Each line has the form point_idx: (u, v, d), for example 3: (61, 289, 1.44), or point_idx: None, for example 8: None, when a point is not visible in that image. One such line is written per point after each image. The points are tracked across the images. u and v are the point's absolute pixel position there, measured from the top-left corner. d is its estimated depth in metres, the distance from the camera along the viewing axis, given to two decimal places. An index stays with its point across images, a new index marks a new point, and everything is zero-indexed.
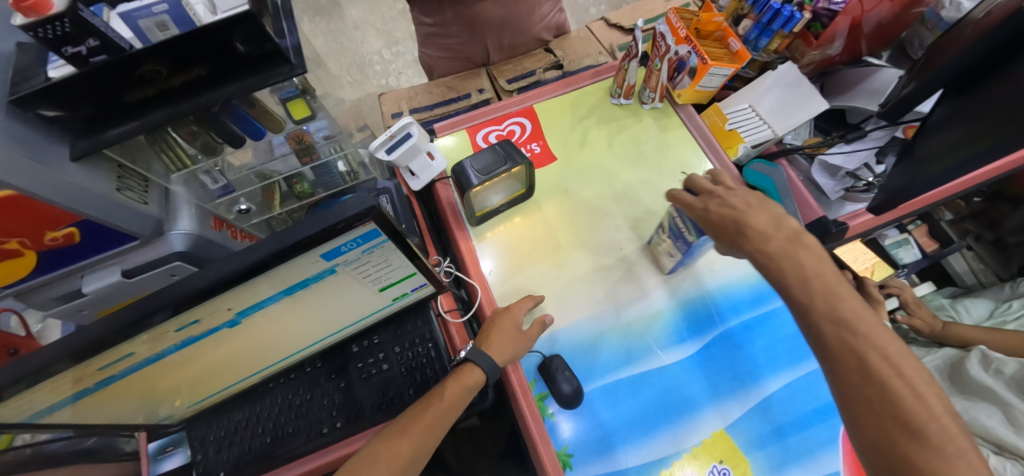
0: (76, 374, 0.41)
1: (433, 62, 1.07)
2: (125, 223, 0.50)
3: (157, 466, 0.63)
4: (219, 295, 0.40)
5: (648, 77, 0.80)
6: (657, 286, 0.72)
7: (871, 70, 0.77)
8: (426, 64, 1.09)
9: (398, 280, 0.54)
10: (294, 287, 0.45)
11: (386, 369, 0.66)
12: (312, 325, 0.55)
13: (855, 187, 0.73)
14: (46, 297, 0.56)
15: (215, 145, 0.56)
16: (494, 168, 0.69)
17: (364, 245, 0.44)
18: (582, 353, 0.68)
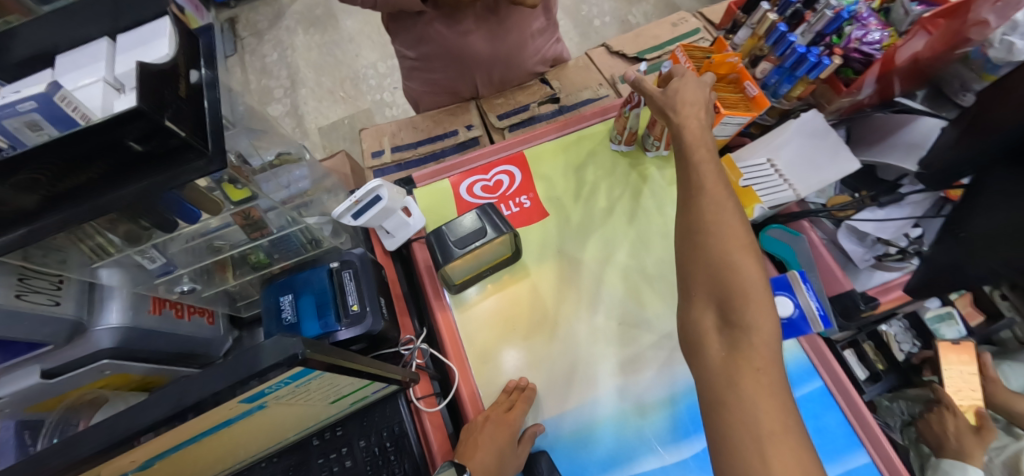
0: None
1: (418, 97, 0.98)
2: (28, 332, 0.42)
3: None
4: (109, 460, 0.32)
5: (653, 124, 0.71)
6: (659, 368, 0.63)
7: (907, 118, 0.67)
8: (412, 98, 1.00)
9: (351, 391, 0.46)
10: (215, 428, 0.37)
11: (350, 466, 0.58)
12: (252, 442, 0.47)
13: (888, 255, 0.63)
14: None
15: (142, 232, 0.47)
16: (475, 238, 0.61)
17: (297, 380, 0.36)
18: (570, 447, 0.60)
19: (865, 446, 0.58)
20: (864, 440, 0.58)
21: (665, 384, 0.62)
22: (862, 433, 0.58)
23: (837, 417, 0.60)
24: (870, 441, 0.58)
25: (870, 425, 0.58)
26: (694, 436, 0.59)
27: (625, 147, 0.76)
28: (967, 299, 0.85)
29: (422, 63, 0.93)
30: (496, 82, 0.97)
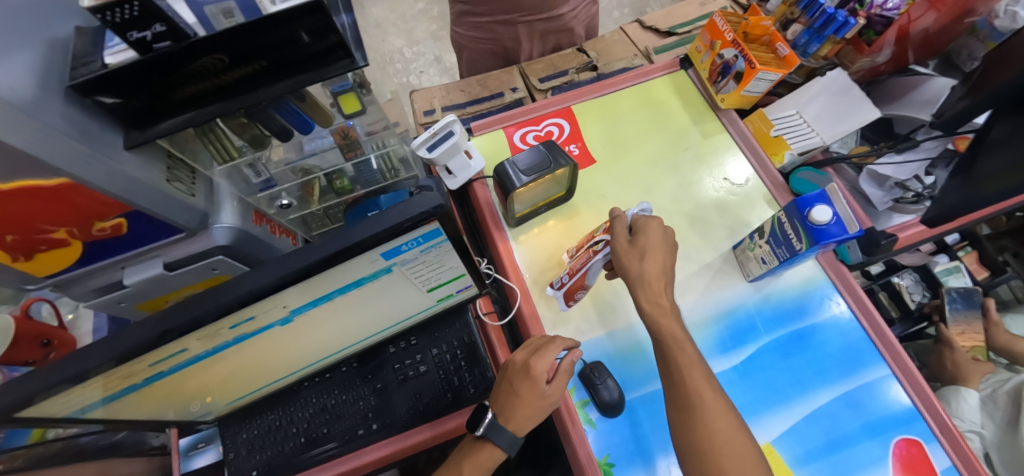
0: (128, 369, 0.39)
1: (464, 42, 1.07)
2: (174, 215, 0.48)
3: (189, 461, 0.64)
4: (276, 292, 0.39)
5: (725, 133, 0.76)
6: (702, 294, 0.71)
7: (922, 79, 0.75)
8: (457, 44, 1.09)
9: (447, 281, 0.53)
10: (348, 287, 0.43)
11: (423, 371, 0.65)
12: (353, 325, 0.54)
13: (905, 198, 0.71)
14: (87, 287, 0.55)
15: (264, 138, 0.55)
16: (540, 169, 0.67)
17: (423, 244, 0.43)
18: (624, 360, 0.67)
19: (885, 360, 0.66)
20: (883, 355, 0.66)
21: (707, 307, 0.70)
22: (882, 349, 0.66)
23: (860, 336, 0.67)
24: (889, 355, 0.65)
25: (889, 341, 0.66)
26: (735, 352, 0.67)
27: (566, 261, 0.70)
28: (972, 256, 0.93)
29: (471, 6, 1.01)
30: (537, 34, 1.06)
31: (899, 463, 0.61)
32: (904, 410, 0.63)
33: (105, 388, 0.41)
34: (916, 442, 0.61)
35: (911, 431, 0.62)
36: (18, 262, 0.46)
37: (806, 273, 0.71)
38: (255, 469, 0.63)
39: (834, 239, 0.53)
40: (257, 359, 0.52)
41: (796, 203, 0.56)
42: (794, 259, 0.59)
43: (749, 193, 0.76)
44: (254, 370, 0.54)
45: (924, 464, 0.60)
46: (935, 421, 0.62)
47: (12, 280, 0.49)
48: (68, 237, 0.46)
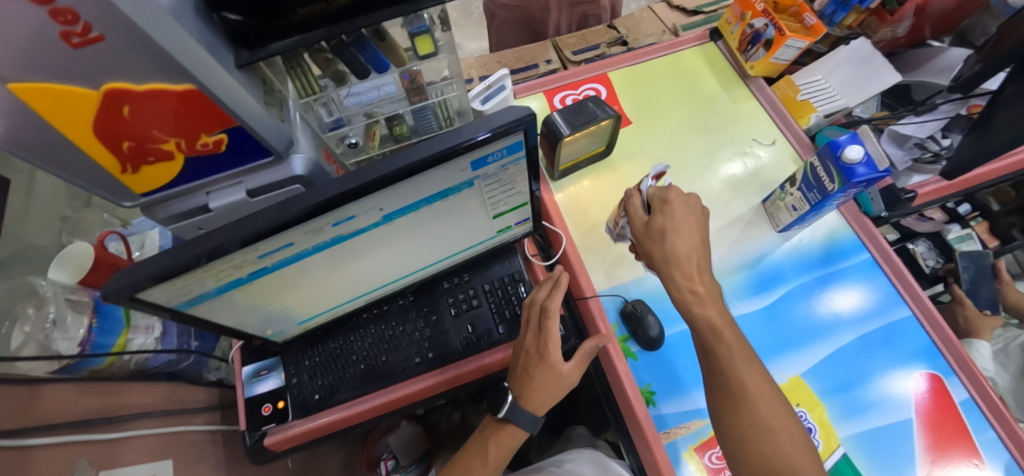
0: (238, 260, 0.43)
1: (496, 11, 1.17)
2: (267, 136, 0.53)
3: (253, 386, 0.68)
4: (379, 190, 0.43)
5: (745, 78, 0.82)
6: (735, 243, 0.75)
7: (936, 51, 0.80)
8: (489, 12, 1.19)
9: (512, 209, 0.58)
10: (434, 196, 0.48)
11: (476, 305, 0.69)
12: (422, 248, 0.58)
13: (923, 158, 0.76)
14: (173, 211, 0.59)
15: (344, 75, 0.60)
16: (586, 121, 0.71)
17: (504, 159, 0.48)
18: (663, 300, 0.71)
19: (905, 303, 0.70)
20: (905, 299, 0.70)
21: (740, 254, 0.75)
22: (903, 293, 0.71)
23: (882, 281, 0.72)
24: (910, 298, 0.70)
25: (911, 286, 0.70)
26: (766, 294, 0.72)
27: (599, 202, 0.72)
28: (983, 226, 0.98)
29: None
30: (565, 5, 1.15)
31: (921, 395, 0.65)
32: (925, 348, 0.68)
33: (216, 279, 0.45)
34: (936, 376, 0.66)
35: (931, 367, 0.67)
36: (126, 173, 0.50)
37: (830, 225, 0.76)
38: (318, 393, 0.67)
39: (863, 178, 0.58)
40: (335, 276, 0.56)
41: (828, 145, 0.61)
42: (824, 202, 0.64)
43: (777, 153, 0.81)
44: (330, 289, 0.58)
45: (944, 396, 0.65)
46: (953, 357, 0.67)
47: (113, 194, 0.53)
48: (174, 150, 0.50)
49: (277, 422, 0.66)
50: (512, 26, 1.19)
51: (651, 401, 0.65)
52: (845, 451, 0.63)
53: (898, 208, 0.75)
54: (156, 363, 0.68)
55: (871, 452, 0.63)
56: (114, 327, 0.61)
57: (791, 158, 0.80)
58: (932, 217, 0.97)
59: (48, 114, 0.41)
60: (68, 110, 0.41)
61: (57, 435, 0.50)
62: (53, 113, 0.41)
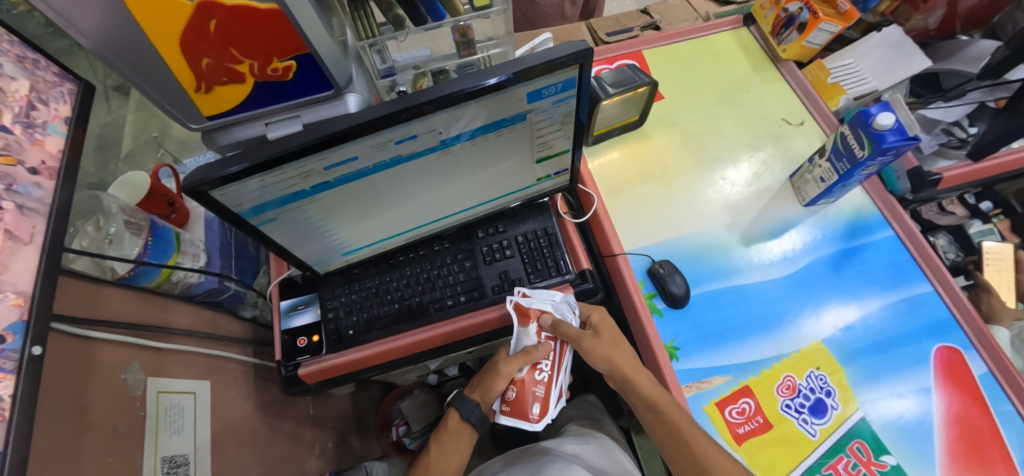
0: (306, 168, 0.46)
1: None
2: (331, 67, 0.56)
3: (290, 319, 0.71)
4: (444, 111, 0.46)
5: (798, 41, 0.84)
6: (761, 214, 0.77)
7: (964, 43, 0.83)
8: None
9: (553, 155, 0.61)
10: (488, 126, 0.51)
11: (509, 254, 0.71)
12: (466, 187, 0.61)
13: (950, 143, 0.79)
14: (232, 139, 0.62)
15: (403, 20, 0.63)
16: (625, 84, 0.74)
17: (556, 95, 0.50)
18: (691, 262, 0.73)
19: (928, 279, 0.72)
20: (927, 275, 0.72)
21: (766, 224, 0.77)
22: (926, 270, 0.72)
23: (906, 257, 0.73)
24: (934, 275, 0.72)
25: (935, 263, 0.72)
26: (790, 263, 0.74)
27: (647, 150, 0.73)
28: (1005, 223, 0.97)
29: None
30: None
31: (940, 366, 0.67)
32: (945, 322, 0.69)
33: (284, 187, 0.48)
34: (956, 349, 0.68)
35: (951, 340, 0.68)
36: (199, 92, 0.54)
37: (855, 202, 0.78)
38: (352, 328, 0.69)
39: (894, 145, 0.60)
40: (383, 206, 0.59)
41: (861, 113, 0.63)
42: (854, 171, 0.66)
43: (805, 132, 0.83)
44: (375, 221, 0.61)
45: (962, 368, 0.67)
46: (973, 331, 0.68)
47: (183, 115, 0.57)
48: (246, 72, 0.53)
49: (311, 354, 0.69)
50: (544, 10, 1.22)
51: (676, 356, 0.67)
52: (864, 414, 0.64)
53: (924, 190, 0.76)
54: (198, 291, 0.70)
55: (890, 418, 0.64)
56: (166, 248, 0.64)
57: (819, 135, 0.83)
58: (954, 211, 0.98)
59: (144, 20, 0.44)
60: (163, 19, 0.45)
61: (115, 334, 0.53)
62: (148, 20, 0.44)
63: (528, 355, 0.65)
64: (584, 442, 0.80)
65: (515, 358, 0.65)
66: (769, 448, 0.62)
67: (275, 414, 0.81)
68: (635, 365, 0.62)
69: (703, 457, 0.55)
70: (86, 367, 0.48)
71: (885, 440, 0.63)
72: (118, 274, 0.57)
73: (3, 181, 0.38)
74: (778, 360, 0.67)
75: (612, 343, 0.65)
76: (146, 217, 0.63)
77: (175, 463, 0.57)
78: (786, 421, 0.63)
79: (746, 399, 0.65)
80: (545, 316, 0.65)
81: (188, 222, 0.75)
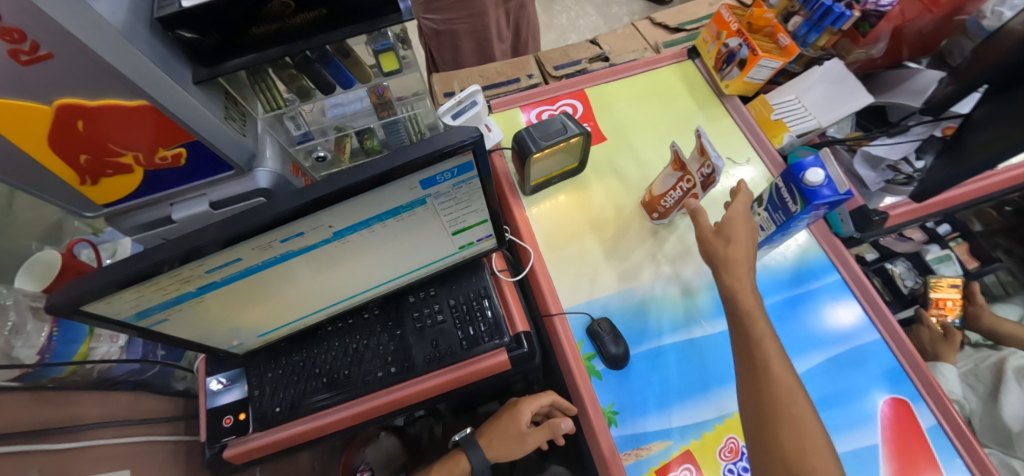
0: (186, 274, 0.43)
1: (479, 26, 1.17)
2: (227, 151, 0.53)
3: (216, 398, 0.68)
4: (327, 208, 0.43)
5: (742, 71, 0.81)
6: (705, 262, 0.75)
7: (912, 72, 0.80)
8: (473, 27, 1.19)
9: (471, 226, 0.58)
10: (386, 214, 0.48)
11: (441, 320, 0.68)
12: (382, 263, 0.58)
13: (896, 179, 0.76)
14: (136, 222, 0.60)
15: (309, 90, 0.61)
16: (554, 136, 0.72)
17: (454, 178, 0.48)
18: (630, 318, 0.71)
19: (875, 326, 0.70)
20: (874, 322, 0.70)
21: (710, 273, 0.74)
22: (873, 316, 0.70)
23: (852, 302, 0.71)
24: (881, 322, 0.69)
25: (881, 309, 0.69)
26: None
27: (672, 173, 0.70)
28: (963, 247, 0.96)
29: None
30: None
31: (886, 421, 0.64)
32: (893, 372, 0.67)
33: (163, 294, 0.45)
34: (904, 402, 0.65)
35: (899, 392, 0.66)
36: (86, 185, 0.51)
37: (802, 246, 0.75)
38: (279, 406, 0.66)
39: (825, 200, 0.58)
40: (292, 293, 0.56)
41: (793, 167, 0.60)
42: (790, 223, 0.64)
43: (751, 172, 0.80)
44: (292, 304, 0.58)
45: (910, 422, 0.64)
46: (921, 381, 0.66)
47: (74, 206, 0.54)
48: (132, 163, 0.50)
49: (236, 435, 0.66)
50: (495, 42, 1.19)
51: (614, 422, 0.64)
52: None
53: (871, 229, 0.73)
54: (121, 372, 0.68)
55: None
56: (75, 337, 0.64)
57: (764, 177, 0.80)
58: (912, 237, 0.96)
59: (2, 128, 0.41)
60: (22, 124, 0.42)
61: (8, 445, 0.50)
62: (8, 128, 0.42)
63: (670, 179, 0.70)
64: None
65: (664, 175, 0.71)
66: None
67: None
68: None
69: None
70: None
71: None
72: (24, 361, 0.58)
73: None
74: (722, 422, 0.65)
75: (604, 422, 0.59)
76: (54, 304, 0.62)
77: None
78: None
79: (687, 466, 0.62)
80: (694, 167, 0.66)
81: None
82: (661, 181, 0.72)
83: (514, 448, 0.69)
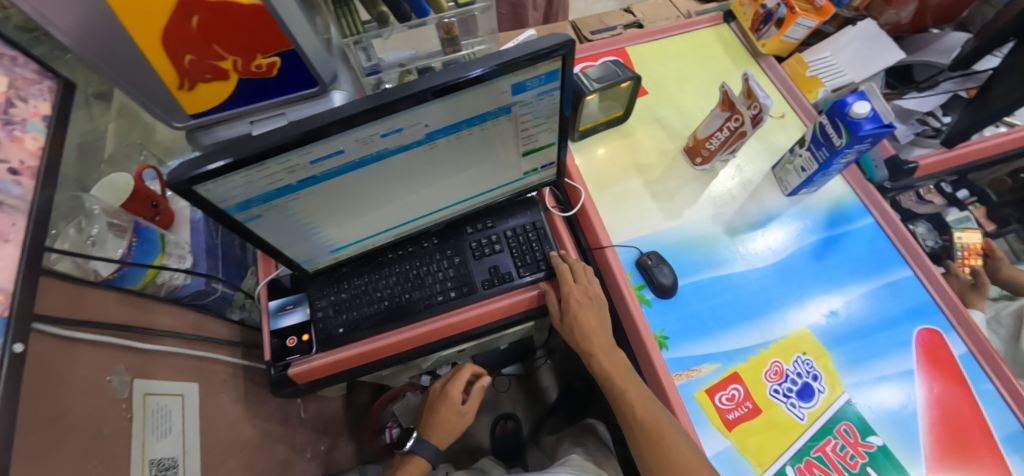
0: (293, 162, 0.46)
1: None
2: (316, 63, 0.56)
3: (279, 320, 0.70)
4: (430, 103, 0.46)
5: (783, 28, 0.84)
6: (745, 205, 0.79)
7: (937, 36, 0.86)
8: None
9: (539, 148, 0.62)
10: (474, 119, 0.51)
11: (498, 249, 0.71)
12: (454, 182, 0.61)
13: (925, 132, 0.82)
14: (215, 140, 0.62)
15: (387, 17, 0.64)
16: (607, 79, 0.76)
17: (540, 87, 0.51)
18: (677, 253, 0.75)
19: (908, 264, 0.74)
20: (906, 260, 0.74)
21: (749, 215, 0.78)
22: (905, 254, 0.74)
23: (885, 242, 0.75)
24: (913, 259, 0.73)
25: (913, 248, 0.74)
26: (774, 253, 0.75)
27: (722, 113, 0.73)
28: (982, 210, 1.00)
29: None
30: None
31: (921, 348, 0.68)
32: (925, 304, 0.71)
33: (268, 183, 0.47)
34: (936, 332, 0.69)
35: (932, 322, 0.70)
36: (182, 90, 0.53)
37: (837, 191, 0.80)
38: (342, 327, 0.69)
39: (869, 132, 0.61)
40: (368, 208, 0.59)
41: (839, 103, 0.64)
42: (833, 159, 0.68)
43: (784, 125, 0.85)
44: (365, 219, 0.61)
45: (943, 349, 0.68)
46: (952, 312, 0.70)
47: (166, 114, 0.57)
48: (230, 69, 0.52)
49: (300, 354, 0.68)
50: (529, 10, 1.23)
51: (665, 346, 0.68)
52: (849, 397, 0.66)
53: (902, 177, 0.79)
54: (185, 293, 0.69)
55: (875, 401, 0.65)
56: (151, 249, 0.62)
57: (798, 125, 0.85)
58: (932, 200, 0.99)
59: (126, 17, 0.44)
60: (144, 14, 0.44)
61: (101, 336, 0.52)
62: (131, 18, 0.44)
63: (718, 119, 0.74)
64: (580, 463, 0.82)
65: (714, 115, 0.74)
66: (756, 433, 0.63)
67: (267, 416, 0.81)
68: (604, 368, 0.67)
69: (681, 448, 0.57)
70: (67, 373, 0.47)
71: (869, 422, 0.64)
72: (101, 275, 0.55)
73: None
74: (765, 346, 0.68)
75: (593, 346, 0.68)
76: (130, 218, 0.62)
77: (163, 466, 0.56)
78: (774, 406, 0.65)
79: (735, 386, 0.66)
80: (743, 106, 0.69)
81: (173, 224, 0.73)
82: (708, 123, 0.75)
83: (457, 422, 0.79)
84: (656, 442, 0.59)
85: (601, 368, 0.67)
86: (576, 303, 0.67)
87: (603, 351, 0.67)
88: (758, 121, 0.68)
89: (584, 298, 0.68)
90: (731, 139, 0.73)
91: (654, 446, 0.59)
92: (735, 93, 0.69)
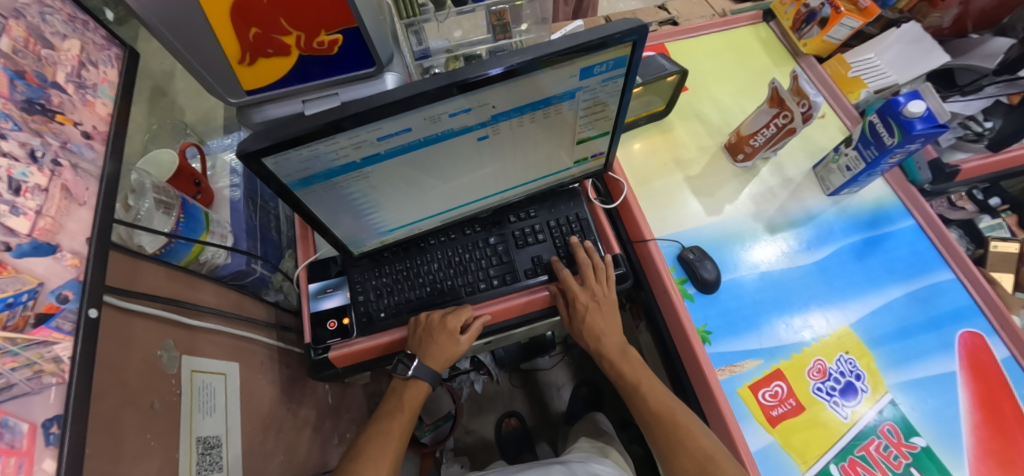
0: (359, 139, 0.45)
1: None
2: (376, 43, 0.55)
3: (319, 302, 0.69)
4: (499, 85, 0.45)
5: (827, 26, 0.83)
6: (786, 202, 0.79)
7: (979, 41, 0.87)
8: None
9: (592, 137, 0.62)
10: (537, 104, 0.50)
11: (541, 239, 0.71)
12: (504, 167, 0.61)
13: (967, 136, 0.81)
14: (267, 118, 0.62)
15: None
16: (655, 72, 0.75)
17: (605, 73, 0.50)
18: (718, 247, 0.74)
19: (949, 266, 0.74)
20: (948, 261, 0.74)
21: (791, 213, 0.78)
22: (946, 256, 0.74)
23: (925, 244, 0.75)
24: (955, 263, 0.73)
25: (954, 250, 0.73)
26: (815, 251, 0.75)
27: (768, 110, 0.72)
28: (1013, 218, 0.98)
29: None
30: None
31: (964, 350, 0.68)
32: (967, 307, 0.71)
33: (334, 158, 0.47)
34: (979, 334, 0.69)
35: (974, 325, 0.70)
36: (242, 64, 0.53)
37: (877, 193, 0.80)
38: (383, 311, 0.69)
39: (921, 132, 0.60)
40: (420, 188, 0.59)
41: (889, 102, 0.63)
42: (881, 158, 0.67)
43: (826, 125, 0.85)
44: (418, 200, 0.61)
45: (986, 352, 0.68)
46: (994, 316, 0.70)
47: (223, 90, 0.56)
48: (292, 45, 0.52)
49: (341, 338, 0.68)
50: None
51: (707, 340, 0.67)
52: (893, 397, 0.65)
53: (943, 180, 0.78)
54: (225, 273, 0.68)
55: (919, 402, 0.65)
56: (196, 227, 0.61)
57: (840, 128, 0.84)
58: (964, 206, 0.99)
59: None
60: None
61: (153, 308, 0.51)
62: None
63: (764, 117, 0.73)
64: (603, 463, 0.79)
65: (758, 113, 0.74)
66: (801, 429, 0.62)
67: (298, 400, 0.80)
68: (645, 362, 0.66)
69: (709, 433, 0.57)
70: (125, 344, 0.46)
71: (914, 423, 0.63)
72: (149, 251, 0.54)
73: (59, 138, 0.38)
74: (808, 344, 0.68)
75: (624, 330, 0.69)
76: (177, 195, 0.59)
77: (209, 443, 0.55)
78: (817, 404, 0.64)
79: (778, 383, 0.65)
80: (792, 103, 0.68)
81: (214, 202, 0.71)
82: (753, 120, 0.75)
83: (450, 351, 0.65)
84: (680, 432, 0.59)
85: (626, 351, 0.68)
86: (588, 308, 0.67)
87: (615, 351, 0.69)
88: (808, 118, 0.67)
89: (593, 303, 0.67)
90: (778, 135, 0.73)
91: (692, 426, 0.59)
92: (783, 90, 0.68)
